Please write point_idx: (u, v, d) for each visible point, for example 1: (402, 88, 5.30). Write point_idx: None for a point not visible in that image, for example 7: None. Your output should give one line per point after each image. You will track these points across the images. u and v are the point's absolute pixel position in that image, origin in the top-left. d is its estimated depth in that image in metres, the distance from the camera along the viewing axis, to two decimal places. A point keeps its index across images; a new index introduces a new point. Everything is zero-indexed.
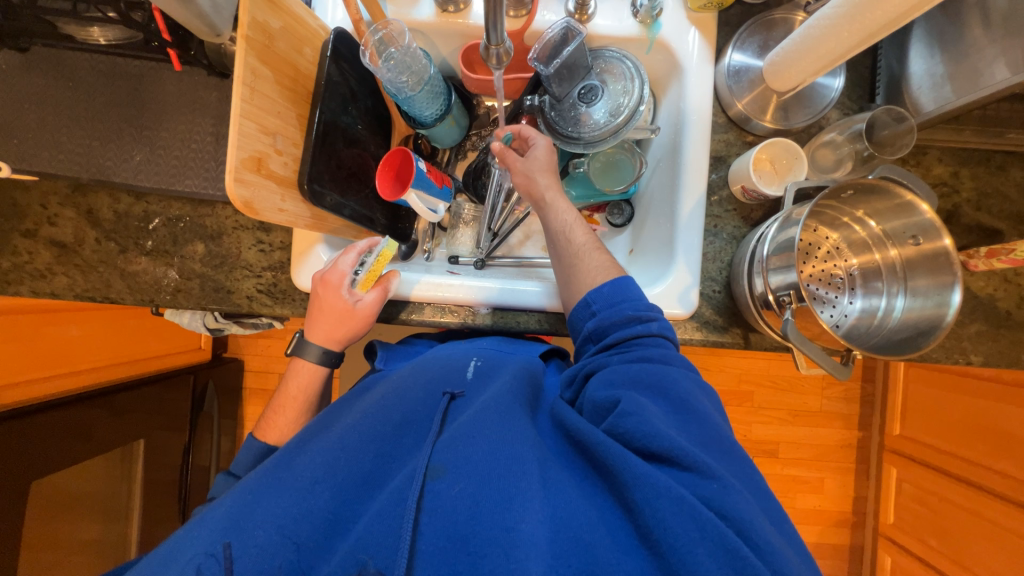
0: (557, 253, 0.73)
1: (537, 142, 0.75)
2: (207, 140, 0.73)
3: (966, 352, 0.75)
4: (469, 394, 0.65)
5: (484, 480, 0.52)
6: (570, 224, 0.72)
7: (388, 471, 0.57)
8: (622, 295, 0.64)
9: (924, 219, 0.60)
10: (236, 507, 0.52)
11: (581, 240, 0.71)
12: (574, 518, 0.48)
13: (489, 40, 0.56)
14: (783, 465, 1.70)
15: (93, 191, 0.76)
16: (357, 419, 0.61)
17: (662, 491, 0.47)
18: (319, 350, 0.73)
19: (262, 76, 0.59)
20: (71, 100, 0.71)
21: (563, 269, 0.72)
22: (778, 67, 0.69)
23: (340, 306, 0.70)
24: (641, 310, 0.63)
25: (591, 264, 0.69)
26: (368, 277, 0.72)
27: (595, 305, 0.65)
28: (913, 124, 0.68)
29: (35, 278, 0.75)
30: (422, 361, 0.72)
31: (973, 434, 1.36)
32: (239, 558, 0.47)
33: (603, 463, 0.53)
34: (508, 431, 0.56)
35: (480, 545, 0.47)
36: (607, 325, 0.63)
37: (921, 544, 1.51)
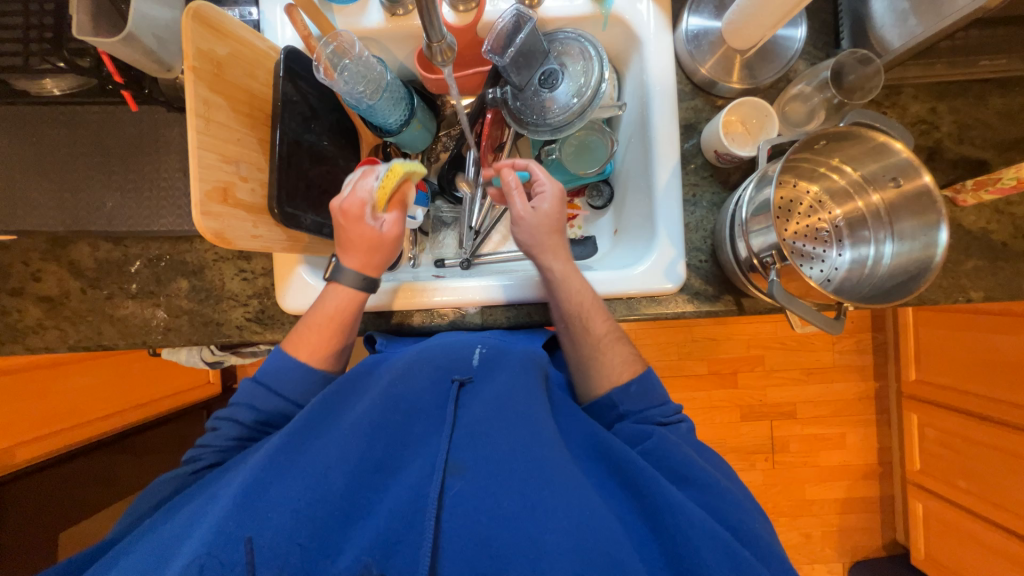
0: (572, 339, 0.67)
1: (549, 200, 0.68)
2: (177, 176, 0.73)
3: (964, 289, 0.73)
4: (477, 379, 0.63)
5: (505, 478, 0.53)
6: (588, 309, 0.66)
7: (402, 458, 0.57)
8: (645, 401, 0.64)
9: (901, 159, 0.58)
10: (248, 483, 0.51)
11: (601, 330, 0.66)
12: (600, 529, 0.49)
13: (429, 37, 0.55)
14: (802, 425, 1.69)
15: (73, 242, 0.76)
16: (369, 405, 0.59)
17: (696, 521, 0.49)
18: (350, 277, 0.67)
19: (216, 105, 0.59)
20: (37, 155, 0.71)
21: (579, 359, 0.68)
22: (737, 25, 0.67)
23: (366, 232, 0.66)
24: (669, 414, 0.64)
25: (613, 359, 0.66)
26: (384, 193, 0.67)
27: (621, 407, 0.64)
28: (880, 64, 0.66)
29: (27, 335, 0.76)
30: (427, 345, 0.68)
31: (991, 370, 1.34)
32: (258, 544, 0.47)
33: (629, 478, 0.55)
34: (531, 429, 0.56)
35: (504, 548, 0.48)
36: (641, 416, 0.63)
37: (952, 488, 1.50)
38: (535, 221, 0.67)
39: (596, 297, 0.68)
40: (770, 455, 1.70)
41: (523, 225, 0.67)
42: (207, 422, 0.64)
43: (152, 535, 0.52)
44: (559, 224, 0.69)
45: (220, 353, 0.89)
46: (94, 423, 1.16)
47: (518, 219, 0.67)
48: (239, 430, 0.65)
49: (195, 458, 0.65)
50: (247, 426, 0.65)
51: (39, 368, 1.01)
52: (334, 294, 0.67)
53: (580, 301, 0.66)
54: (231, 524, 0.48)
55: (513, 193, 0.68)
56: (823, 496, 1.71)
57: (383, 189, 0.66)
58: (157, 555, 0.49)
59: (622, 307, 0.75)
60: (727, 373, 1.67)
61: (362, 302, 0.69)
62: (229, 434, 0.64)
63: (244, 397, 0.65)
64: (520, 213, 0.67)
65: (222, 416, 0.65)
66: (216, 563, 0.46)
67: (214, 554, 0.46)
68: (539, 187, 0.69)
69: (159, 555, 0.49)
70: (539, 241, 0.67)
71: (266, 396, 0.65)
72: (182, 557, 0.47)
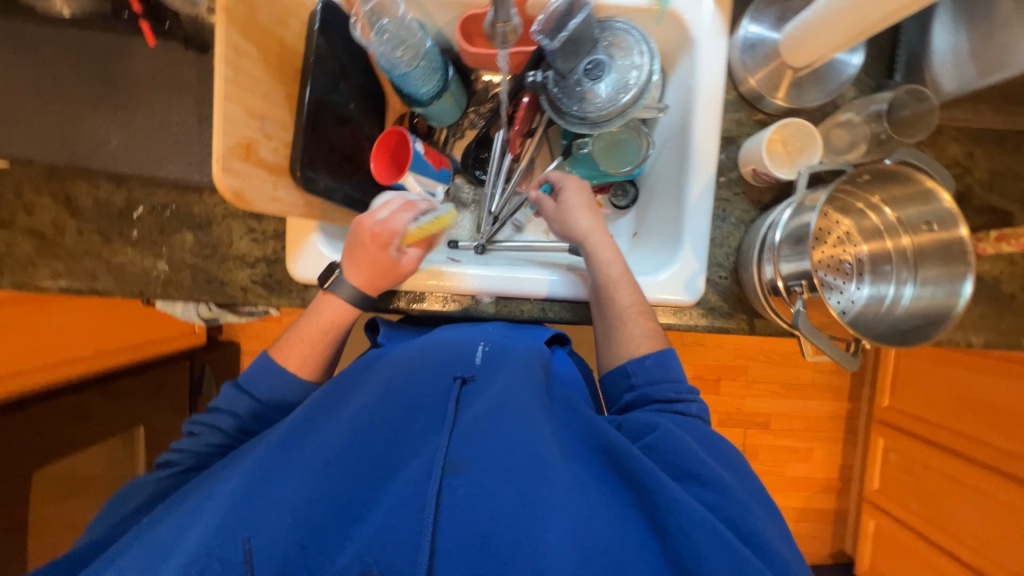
0: (600, 312, 0.70)
1: (572, 190, 0.75)
2: (189, 122, 0.68)
3: (967, 335, 0.75)
4: (479, 377, 0.62)
5: (506, 479, 0.52)
6: (616, 280, 0.69)
7: (401, 451, 0.55)
8: (662, 372, 0.64)
9: (942, 208, 0.58)
10: (243, 483, 0.50)
11: (626, 301, 0.68)
12: (600, 530, 0.49)
13: (497, 16, 0.58)
14: (774, 436, 1.75)
15: (71, 177, 0.71)
16: (367, 399, 0.58)
17: (697, 520, 0.49)
18: (346, 290, 0.64)
19: (246, 53, 0.54)
20: (37, 77, 0.66)
21: (606, 330, 0.69)
22: (797, 41, 0.65)
23: (384, 259, 0.64)
24: (682, 391, 0.64)
25: (635, 331, 0.67)
26: (419, 233, 0.66)
27: (634, 377, 0.65)
28: (936, 103, 0.65)
29: (15, 271, 0.72)
30: (426, 342, 0.67)
31: (962, 407, 1.40)
32: (257, 546, 0.46)
33: (631, 474, 0.54)
34: (530, 430, 0.55)
35: (504, 548, 0.48)
36: (656, 388, 0.64)
37: (905, 510, 1.58)
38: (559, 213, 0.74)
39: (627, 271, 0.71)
40: None
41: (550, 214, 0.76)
42: (185, 427, 0.61)
43: (140, 537, 0.50)
44: (587, 206, 0.74)
45: (217, 310, 0.86)
46: (69, 363, 1.12)
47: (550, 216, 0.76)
48: (219, 437, 0.62)
49: (167, 464, 0.61)
50: (228, 434, 0.62)
51: (17, 303, 0.99)
52: (326, 305, 0.65)
53: (609, 273, 0.69)
54: (230, 522, 0.47)
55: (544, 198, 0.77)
56: (783, 503, 1.79)
57: (419, 231, 0.66)
58: (151, 553, 0.47)
59: None
60: (711, 380, 1.71)
61: (355, 316, 0.67)
62: (206, 441, 0.61)
63: (226, 404, 0.62)
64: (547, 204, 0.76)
65: (202, 422, 0.62)
66: (217, 564, 0.45)
67: (211, 554, 0.45)
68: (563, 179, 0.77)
69: (152, 559, 0.47)
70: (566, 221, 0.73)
71: (249, 404, 0.62)
72: (176, 556, 0.45)
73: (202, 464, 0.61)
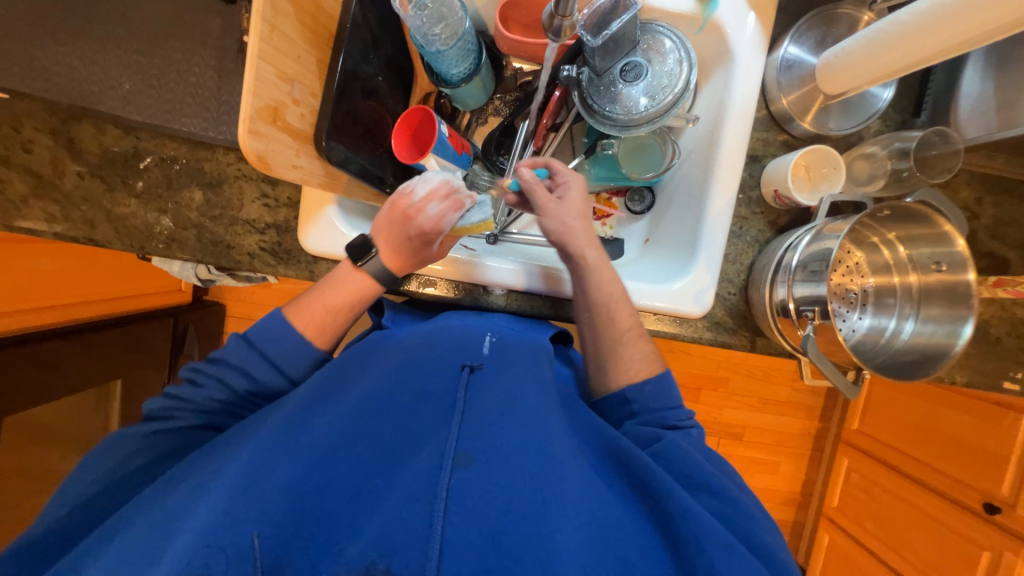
0: (597, 333, 0.66)
1: (575, 190, 0.67)
2: (209, 75, 0.65)
3: (953, 373, 0.78)
4: (487, 368, 0.61)
5: (515, 475, 0.52)
6: (616, 301, 0.66)
7: (411, 439, 0.55)
8: (662, 399, 0.64)
9: (954, 253, 0.60)
10: (252, 465, 0.50)
11: (626, 324, 0.66)
12: (612, 532, 0.51)
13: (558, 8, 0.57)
14: (746, 448, 1.81)
15: (75, 118, 0.68)
16: (375, 386, 0.58)
17: (711, 532, 0.49)
18: (375, 266, 0.63)
19: (283, 12, 0.52)
20: (48, 8, 0.62)
21: (599, 349, 0.67)
22: (835, 68, 0.65)
23: (426, 251, 0.64)
24: (682, 417, 0.64)
25: (633, 354, 0.66)
26: (465, 232, 0.66)
27: (634, 405, 0.65)
28: (961, 147, 0.66)
29: (7, 210, 0.68)
30: (433, 328, 0.66)
31: (926, 437, 1.46)
32: (267, 535, 0.46)
33: (640, 478, 0.55)
34: (540, 427, 0.55)
35: (513, 547, 0.48)
36: (659, 415, 0.64)
37: (860, 528, 1.65)
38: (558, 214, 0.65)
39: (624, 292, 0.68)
40: None
41: (550, 215, 0.65)
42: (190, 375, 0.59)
43: (146, 512, 0.49)
44: (588, 214, 0.68)
45: (216, 273, 0.83)
46: (46, 309, 1.08)
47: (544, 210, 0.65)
48: (224, 393, 0.60)
49: (163, 416, 0.59)
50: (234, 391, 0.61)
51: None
52: (354, 278, 0.64)
53: (610, 292, 0.66)
54: (236, 508, 0.47)
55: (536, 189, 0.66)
56: None
57: (466, 230, 0.66)
58: (155, 535, 0.46)
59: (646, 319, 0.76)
60: (692, 388, 1.75)
61: (378, 291, 0.65)
62: (213, 395, 0.60)
63: (235, 357, 0.60)
64: (547, 202, 0.65)
65: (208, 373, 0.60)
66: (224, 557, 0.45)
67: (216, 546, 0.45)
68: (565, 177, 0.68)
69: (157, 541, 0.46)
70: (572, 229, 0.65)
71: (261, 363, 0.61)
72: (181, 540, 0.45)
73: (201, 420, 0.60)
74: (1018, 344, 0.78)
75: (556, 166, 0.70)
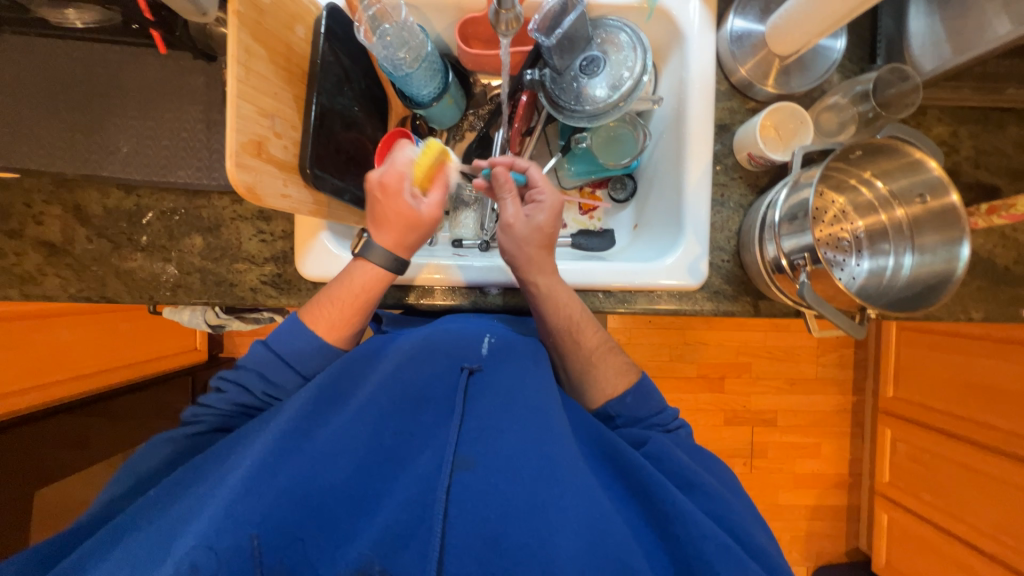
0: (562, 351, 0.69)
1: (545, 212, 0.68)
2: (198, 128, 0.70)
3: (967, 309, 0.76)
4: (486, 368, 0.62)
5: (516, 477, 0.52)
6: (578, 323, 0.68)
7: (411, 445, 0.55)
8: (646, 408, 0.67)
9: (931, 176, 0.60)
10: (252, 468, 0.49)
11: (592, 343, 0.68)
12: (610, 534, 0.49)
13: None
14: (781, 433, 1.75)
15: (81, 187, 0.72)
16: (374, 390, 0.57)
17: (708, 533, 0.50)
18: (380, 254, 0.64)
19: (257, 55, 0.56)
20: (48, 91, 0.68)
21: (571, 368, 0.70)
22: (781, 31, 0.68)
23: (402, 207, 0.63)
24: (669, 422, 0.68)
25: (605, 371, 0.68)
26: (423, 168, 0.66)
27: (618, 419, 0.67)
28: (918, 81, 0.67)
29: (24, 281, 0.72)
30: (430, 333, 0.64)
31: (966, 392, 1.40)
32: (266, 540, 0.46)
33: (639, 482, 0.56)
34: (543, 424, 0.55)
35: (514, 550, 0.48)
36: (645, 424, 0.66)
37: (916, 500, 1.56)
38: (521, 235, 0.67)
39: (587, 311, 0.70)
40: (749, 460, 1.75)
41: (512, 234, 0.67)
42: (215, 383, 0.62)
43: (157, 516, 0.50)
44: (552, 238, 0.69)
45: (224, 315, 0.87)
46: (74, 381, 1.10)
47: (508, 228, 0.67)
48: (245, 397, 0.63)
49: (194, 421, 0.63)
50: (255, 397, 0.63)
51: (22, 319, 0.96)
52: (360, 270, 0.64)
53: (568, 315, 0.67)
54: (238, 510, 0.46)
55: (506, 198, 0.68)
56: (794, 501, 1.77)
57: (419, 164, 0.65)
58: (161, 537, 0.47)
59: (643, 299, 0.76)
60: (714, 378, 1.71)
61: (387, 283, 0.66)
62: (234, 398, 0.62)
63: (251, 359, 0.62)
64: (512, 220, 0.67)
65: (231, 379, 0.63)
66: (228, 560, 0.44)
67: (219, 549, 0.44)
68: (540, 195, 0.70)
69: (157, 547, 0.46)
70: (529, 254, 0.67)
71: (278, 365, 0.62)
72: (185, 543, 0.45)
73: (227, 424, 0.63)
74: None
75: (535, 175, 0.70)
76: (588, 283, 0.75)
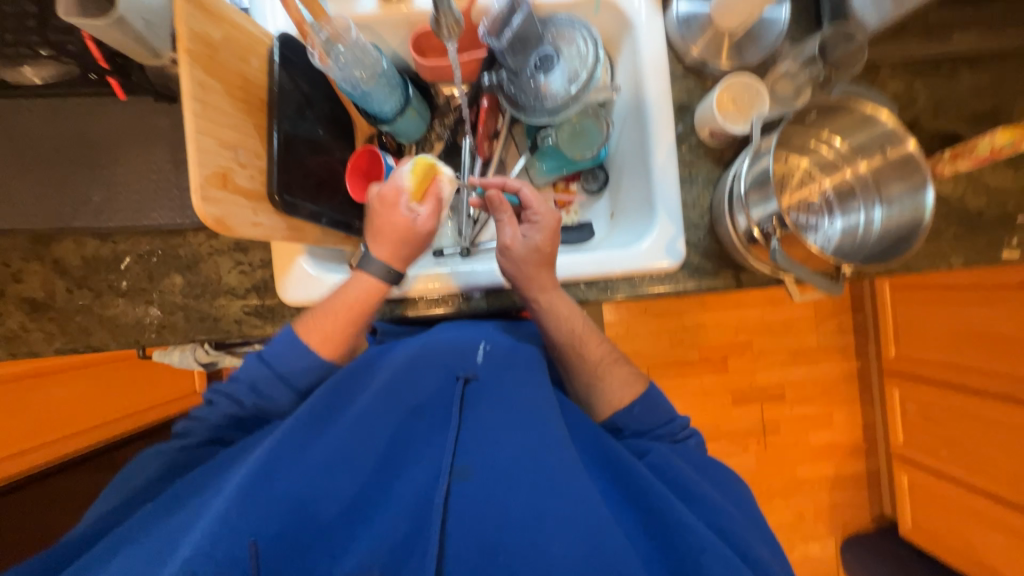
0: (567, 363, 0.70)
1: (541, 233, 0.68)
2: (167, 169, 0.71)
3: (946, 257, 0.77)
4: (484, 377, 0.60)
5: (514, 486, 0.52)
6: (582, 336, 0.68)
7: (408, 454, 0.55)
8: (652, 418, 0.67)
9: (886, 128, 0.61)
10: (246, 480, 0.49)
11: (598, 355, 0.68)
12: (608, 539, 0.49)
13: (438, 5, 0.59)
14: (791, 407, 1.74)
15: (57, 240, 0.73)
16: (369, 399, 0.56)
17: (707, 544, 0.50)
18: (379, 267, 0.64)
19: (212, 89, 0.57)
20: (15, 151, 0.68)
21: (577, 379, 0.70)
22: (726, 8, 0.69)
23: (397, 221, 0.64)
24: (678, 432, 0.68)
25: (612, 381, 0.68)
26: (418, 184, 0.64)
27: (625, 430, 0.68)
28: (862, 41, 0.69)
29: (10, 339, 0.72)
30: (427, 339, 0.62)
31: (967, 342, 1.39)
32: (265, 550, 0.46)
33: (639, 489, 0.56)
34: (542, 433, 0.55)
35: (512, 557, 0.49)
36: (651, 435, 0.67)
37: (935, 458, 1.55)
38: (519, 256, 0.67)
39: (590, 323, 0.70)
40: (762, 437, 1.74)
41: (510, 255, 0.68)
42: (204, 395, 0.62)
43: (162, 523, 0.51)
44: (551, 256, 0.68)
45: (215, 351, 0.87)
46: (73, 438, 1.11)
47: (505, 250, 0.67)
48: (235, 409, 0.63)
49: (187, 433, 0.64)
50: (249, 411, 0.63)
51: (16, 380, 0.96)
52: (355, 282, 0.64)
53: (571, 330, 0.68)
54: (235, 518, 0.46)
55: (504, 223, 0.69)
56: (813, 474, 1.76)
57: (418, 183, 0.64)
58: (159, 547, 0.48)
59: (625, 286, 0.76)
60: (717, 359, 1.70)
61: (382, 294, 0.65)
62: (224, 411, 0.63)
63: (245, 371, 0.62)
64: (509, 241, 0.67)
65: (220, 392, 0.63)
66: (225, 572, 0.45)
67: (216, 556, 0.44)
68: (535, 215, 0.69)
69: (154, 559, 0.47)
70: (528, 274, 0.67)
71: (267, 378, 0.62)
72: (182, 552, 0.45)
73: (221, 436, 0.64)
74: (1002, 212, 0.77)
75: (530, 196, 0.69)
76: (569, 275, 0.75)
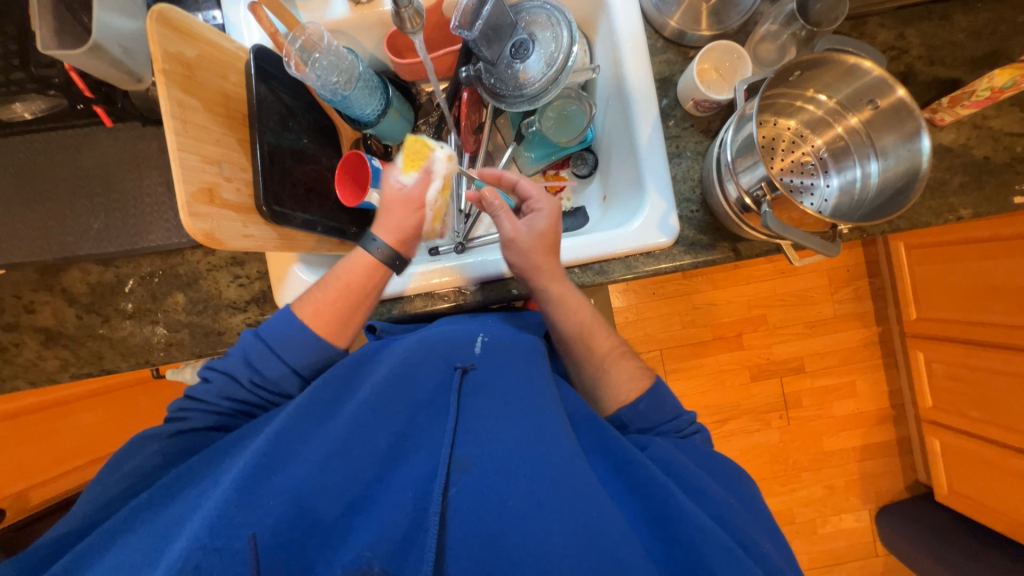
0: (575, 356, 0.71)
1: (544, 218, 0.68)
2: (160, 191, 0.72)
3: (954, 208, 0.74)
4: (481, 367, 0.62)
5: (513, 475, 0.52)
6: (589, 327, 0.69)
7: (406, 447, 0.56)
8: (660, 413, 0.65)
9: (874, 78, 0.59)
10: (246, 477, 0.50)
11: (605, 346, 0.70)
12: (607, 529, 0.49)
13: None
14: (812, 379, 1.70)
15: (63, 269, 0.75)
16: (367, 396, 0.57)
17: (709, 535, 0.49)
18: (381, 250, 0.66)
19: (190, 107, 0.58)
20: (15, 187, 0.71)
21: (584, 375, 0.71)
22: None
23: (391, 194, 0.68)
24: (684, 427, 0.66)
25: (619, 375, 0.68)
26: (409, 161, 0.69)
27: (631, 425, 0.66)
28: None
29: (28, 368, 0.75)
30: (427, 335, 0.65)
31: (988, 296, 1.32)
32: (264, 544, 0.47)
33: (638, 479, 0.55)
34: (540, 420, 0.56)
35: (511, 549, 0.48)
36: (657, 431, 0.65)
37: (965, 419, 1.49)
38: (524, 248, 0.66)
39: (595, 314, 0.71)
40: (784, 412, 1.70)
41: (514, 247, 0.67)
42: (201, 372, 0.61)
43: (162, 514, 0.52)
44: (555, 243, 0.68)
45: None
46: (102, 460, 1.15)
47: (508, 242, 0.67)
48: (232, 389, 0.62)
49: (178, 416, 0.62)
50: (245, 391, 0.63)
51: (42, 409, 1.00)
52: (355, 265, 0.66)
53: (580, 319, 0.69)
54: (233, 512, 0.48)
55: (501, 215, 0.68)
56: (840, 445, 1.72)
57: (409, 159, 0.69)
58: (154, 539, 0.50)
59: (620, 267, 0.75)
60: (731, 337, 1.68)
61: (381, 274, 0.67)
62: (221, 390, 0.62)
63: (241, 348, 0.62)
64: (512, 233, 0.66)
65: (215, 369, 0.62)
66: (223, 565, 0.45)
67: (214, 548, 0.45)
68: (536, 204, 0.69)
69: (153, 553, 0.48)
70: (534, 263, 0.67)
71: (264, 355, 0.62)
72: (180, 545, 0.46)
73: (218, 421, 0.63)
74: (1011, 156, 0.74)
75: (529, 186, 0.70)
76: (563, 260, 0.74)
